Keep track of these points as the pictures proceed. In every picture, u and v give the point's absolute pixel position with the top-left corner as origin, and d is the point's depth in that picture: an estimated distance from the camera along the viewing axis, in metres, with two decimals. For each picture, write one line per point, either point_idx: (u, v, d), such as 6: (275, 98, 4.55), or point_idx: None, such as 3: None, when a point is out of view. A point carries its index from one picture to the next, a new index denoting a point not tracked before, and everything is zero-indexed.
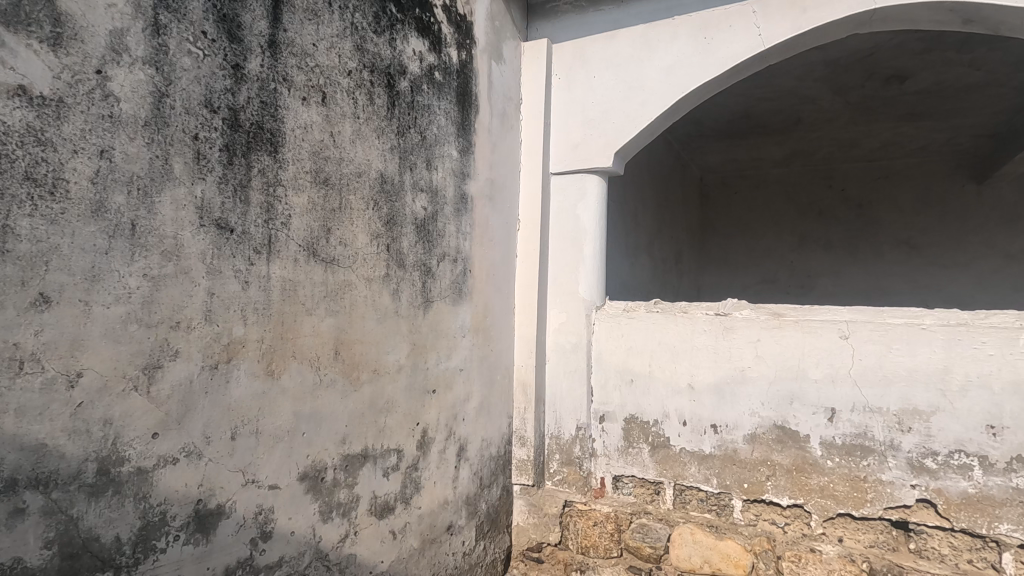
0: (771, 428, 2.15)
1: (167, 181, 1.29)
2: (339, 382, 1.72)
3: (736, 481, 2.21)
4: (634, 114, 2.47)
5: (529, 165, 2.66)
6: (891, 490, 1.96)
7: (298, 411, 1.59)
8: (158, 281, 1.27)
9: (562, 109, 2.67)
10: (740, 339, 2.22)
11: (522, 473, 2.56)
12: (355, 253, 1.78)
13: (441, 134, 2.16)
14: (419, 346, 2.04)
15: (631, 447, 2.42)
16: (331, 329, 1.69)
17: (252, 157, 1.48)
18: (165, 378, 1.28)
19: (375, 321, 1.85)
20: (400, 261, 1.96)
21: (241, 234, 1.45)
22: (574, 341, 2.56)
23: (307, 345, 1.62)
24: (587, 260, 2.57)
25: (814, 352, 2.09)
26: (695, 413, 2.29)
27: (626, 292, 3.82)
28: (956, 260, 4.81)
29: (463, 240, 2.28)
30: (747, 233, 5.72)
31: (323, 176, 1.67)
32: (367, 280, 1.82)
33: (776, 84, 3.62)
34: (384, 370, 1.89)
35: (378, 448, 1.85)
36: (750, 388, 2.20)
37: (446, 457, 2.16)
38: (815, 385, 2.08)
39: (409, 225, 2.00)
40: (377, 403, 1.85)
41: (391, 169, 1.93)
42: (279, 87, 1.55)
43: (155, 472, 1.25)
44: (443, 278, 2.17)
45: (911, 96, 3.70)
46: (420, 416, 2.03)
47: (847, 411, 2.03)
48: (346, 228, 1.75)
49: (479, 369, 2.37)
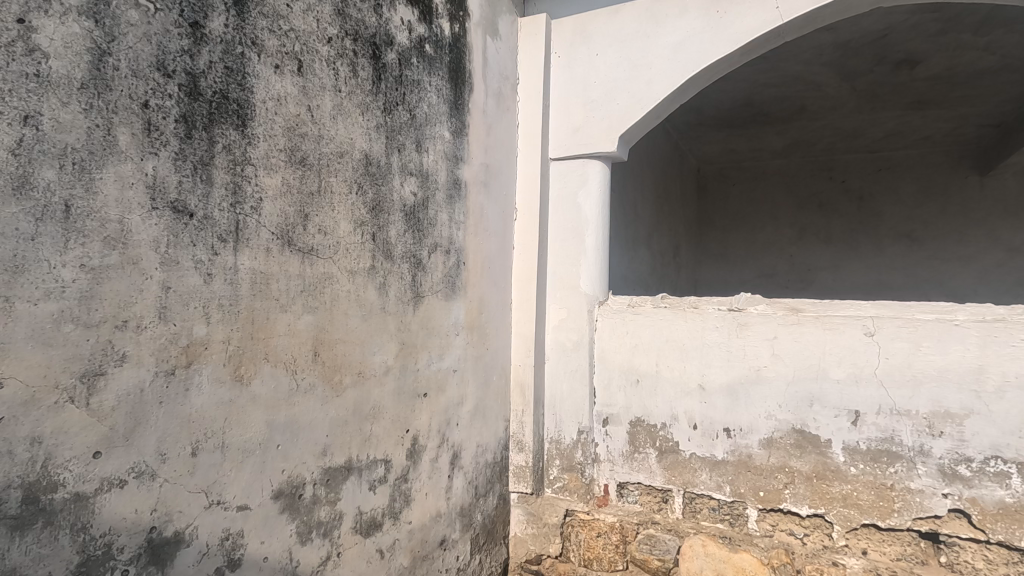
0: (789, 432, 2.00)
1: (110, 155, 1.09)
2: (319, 387, 1.53)
3: (751, 489, 2.05)
4: (640, 94, 2.29)
5: (526, 151, 2.48)
6: (921, 499, 1.81)
7: (271, 421, 1.41)
8: (100, 273, 1.07)
9: (562, 90, 2.49)
10: (755, 337, 2.06)
11: (520, 480, 2.39)
12: (336, 242, 1.59)
13: (432, 114, 1.97)
14: (408, 345, 1.86)
15: (637, 452, 2.25)
16: (309, 327, 1.51)
17: (215, 130, 1.28)
18: (108, 387, 1.08)
19: (359, 318, 1.66)
20: (388, 252, 1.77)
21: (202, 218, 1.25)
22: (575, 339, 2.38)
23: (281, 347, 1.43)
24: (588, 252, 2.40)
25: (837, 350, 1.93)
26: (707, 416, 2.13)
27: (625, 286, 3.66)
28: (958, 254, 4.70)
29: (456, 229, 2.09)
30: (745, 226, 5.57)
31: (299, 156, 1.48)
32: (349, 273, 1.63)
33: (782, 69, 3.46)
34: (370, 372, 1.70)
35: (363, 458, 1.67)
36: (766, 389, 2.04)
37: (438, 466, 1.98)
38: (837, 386, 1.93)
39: (398, 212, 1.81)
40: (361, 410, 1.67)
41: (377, 150, 1.74)
42: (247, 51, 1.36)
43: (96, 497, 1.06)
44: (434, 271, 1.99)
45: (920, 82, 3.57)
46: (410, 422, 1.85)
47: (873, 414, 1.88)
48: (327, 214, 1.56)
49: (473, 370, 2.19)
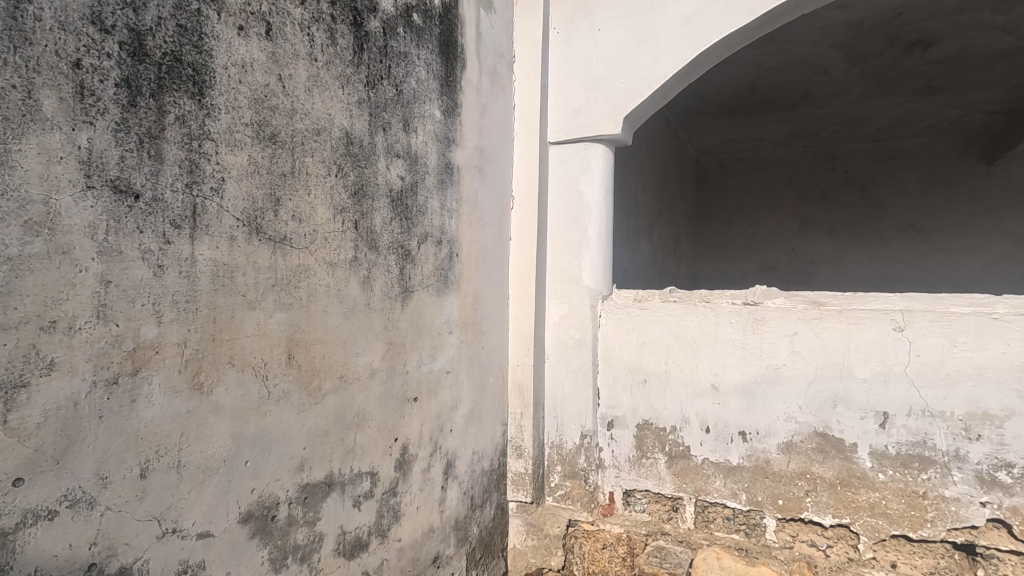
0: (811, 436, 1.85)
1: (32, 122, 0.91)
2: (294, 394, 1.36)
3: (769, 497, 1.91)
4: (646, 72, 2.13)
5: (524, 134, 2.31)
6: (956, 509, 1.67)
7: (238, 434, 1.23)
8: (19, 264, 0.89)
9: (561, 69, 2.32)
10: (773, 333, 1.91)
11: (519, 488, 2.23)
12: (313, 230, 1.41)
13: (421, 90, 1.79)
14: (395, 345, 1.68)
15: (645, 458, 2.10)
16: (282, 326, 1.33)
17: (166, 98, 1.10)
18: (33, 401, 0.90)
19: (340, 317, 1.49)
20: (372, 242, 1.60)
21: (150, 200, 1.07)
22: (577, 336, 2.22)
23: (248, 349, 1.25)
24: (591, 242, 2.23)
25: (864, 347, 1.78)
26: (721, 419, 1.98)
27: (626, 280, 3.52)
28: (964, 245, 4.58)
29: (448, 217, 1.92)
30: (746, 218, 5.43)
31: (268, 131, 1.30)
32: (328, 266, 1.46)
33: (789, 51, 3.30)
34: (353, 376, 1.53)
35: (347, 472, 1.50)
36: (786, 389, 1.89)
37: (431, 476, 1.81)
38: (863, 386, 1.78)
39: (383, 197, 1.64)
40: (343, 418, 1.49)
41: (360, 128, 1.56)
42: (205, 8, 1.17)
43: (18, 534, 0.88)
44: (425, 263, 1.81)
45: (932, 66, 3.42)
46: (399, 430, 1.68)
47: (902, 416, 1.73)
48: (302, 199, 1.38)
49: (468, 372, 2.02)
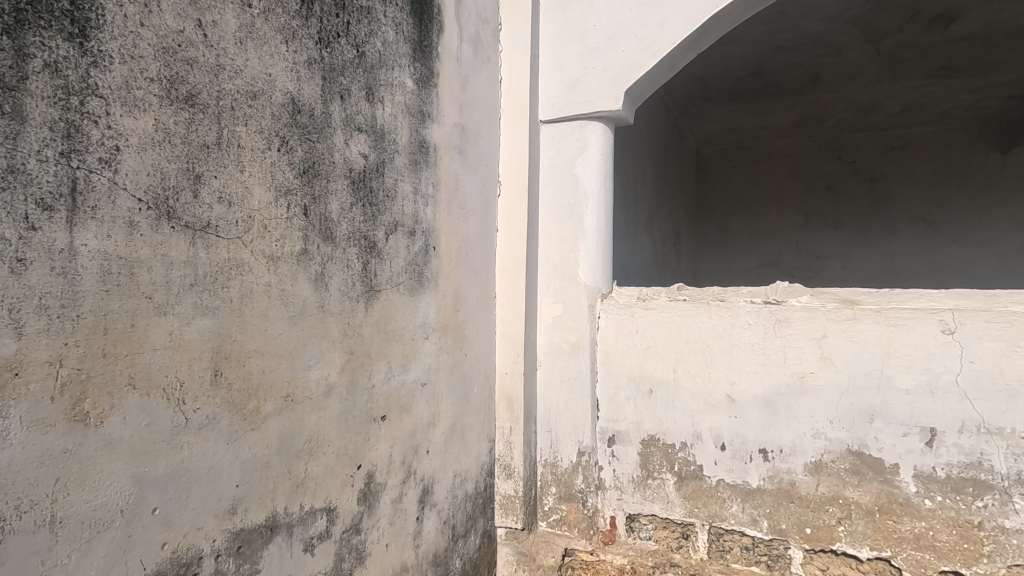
0: (843, 455, 1.60)
1: None
2: (223, 420, 1.09)
3: (795, 525, 1.66)
4: (649, 39, 1.87)
5: (512, 111, 2.04)
6: (1018, 542, 1.42)
7: (143, 476, 0.96)
8: None
9: (553, 38, 2.06)
10: (798, 336, 1.65)
11: (508, 513, 1.97)
12: (248, 216, 1.15)
13: (388, 54, 1.53)
14: (357, 355, 1.42)
15: (651, 478, 1.85)
16: (205, 337, 1.06)
17: (27, 37, 0.82)
18: None
19: (285, 323, 1.22)
20: (328, 232, 1.33)
21: (3, 170, 0.80)
22: (572, 340, 1.96)
23: (157, 366, 0.98)
24: (588, 233, 1.98)
25: (907, 352, 1.52)
26: (738, 434, 1.73)
27: (626, 278, 3.27)
28: (978, 238, 4.34)
29: (422, 204, 1.66)
30: (748, 211, 5.18)
31: (184, 90, 1.03)
32: (269, 261, 1.19)
33: (800, 28, 3.05)
34: (303, 395, 1.26)
35: (294, 511, 1.23)
36: (814, 401, 1.64)
37: (403, 507, 1.55)
38: (905, 399, 1.53)
39: (341, 179, 1.37)
40: (290, 446, 1.23)
41: (310, 93, 1.29)
42: None
43: None
44: (395, 258, 1.55)
45: (952, 44, 3.18)
46: (362, 455, 1.42)
47: (953, 433, 1.48)
48: (232, 177, 1.12)
49: (448, 383, 1.76)
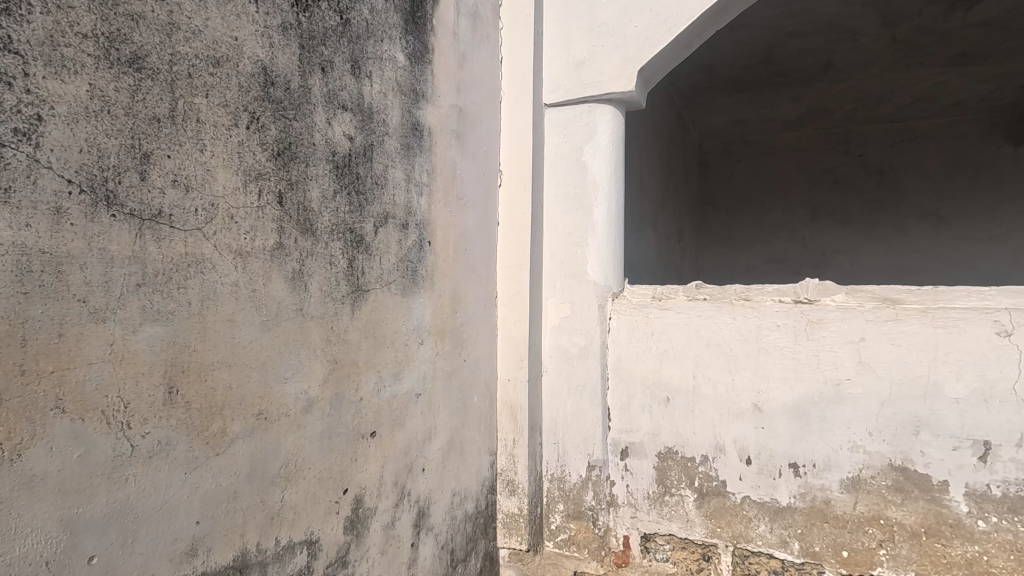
0: (883, 471, 1.45)
1: None
2: (179, 445, 0.92)
3: (830, 548, 1.50)
4: (664, 13, 1.70)
5: (513, 94, 1.87)
6: None
7: (75, 518, 0.78)
8: None
9: (558, 15, 1.89)
10: (833, 339, 1.49)
11: (511, 533, 1.80)
12: (210, 204, 0.97)
13: (376, 24, 1.35)
14: (342, 365, 1.25)
15: (668, 495, 1.69)
16: (158, 348, 0.89)
17: None
18: None
19: (257, 329, 1.05)
20: (308, 224, 1.16)
21: None
22: (581, 344, 1.80)
23: (94, 385, 0.81)
24: (597, 226, 1.81)
25: (957, 357, 1.37)
26: (766, 447, 1.57)
27: (631, 275, 3.11)
28: (991, 233, 4.18)
29: (416, 192, 1.48)
30: (753, 206, 5.03)
31: (127, 51, 0.85)
32: (237, 257, 1.02)
33: (815, 11, 2.90)
34: (279, 412, 1.10)
35: (268, 548, 1.07)
36: (851, 411, 1.48)
37: (396, 534, 1.38)
38: (956, 409, 1.38)
39: (323, 163, 1.20)
40: (264, 472, 1.06)
41: (285, 63, 1.11)
42: None
43: None
44: (386, 253, 1.38)
45: (973, 29, 3.03)
46: (349, 478, 1.25)
47: (1010, 448, 1.33)
48: (189, 157, 0.94)
49: (445, 393, 1.59)
